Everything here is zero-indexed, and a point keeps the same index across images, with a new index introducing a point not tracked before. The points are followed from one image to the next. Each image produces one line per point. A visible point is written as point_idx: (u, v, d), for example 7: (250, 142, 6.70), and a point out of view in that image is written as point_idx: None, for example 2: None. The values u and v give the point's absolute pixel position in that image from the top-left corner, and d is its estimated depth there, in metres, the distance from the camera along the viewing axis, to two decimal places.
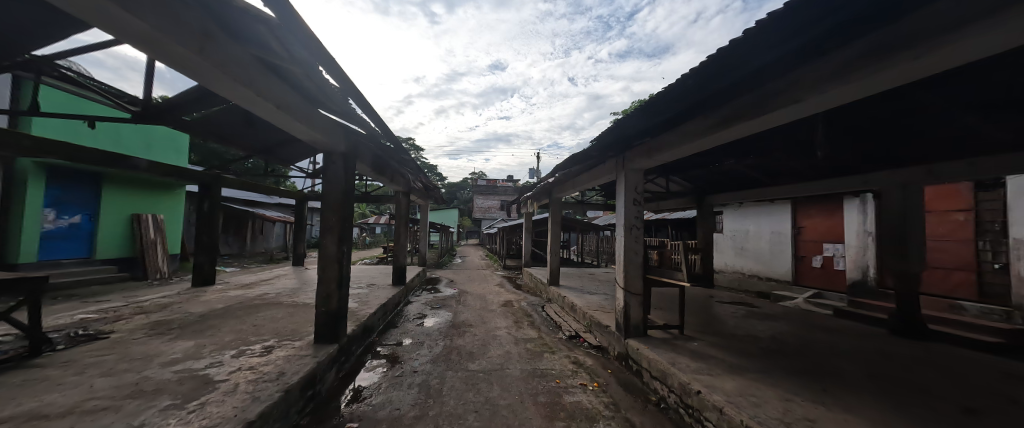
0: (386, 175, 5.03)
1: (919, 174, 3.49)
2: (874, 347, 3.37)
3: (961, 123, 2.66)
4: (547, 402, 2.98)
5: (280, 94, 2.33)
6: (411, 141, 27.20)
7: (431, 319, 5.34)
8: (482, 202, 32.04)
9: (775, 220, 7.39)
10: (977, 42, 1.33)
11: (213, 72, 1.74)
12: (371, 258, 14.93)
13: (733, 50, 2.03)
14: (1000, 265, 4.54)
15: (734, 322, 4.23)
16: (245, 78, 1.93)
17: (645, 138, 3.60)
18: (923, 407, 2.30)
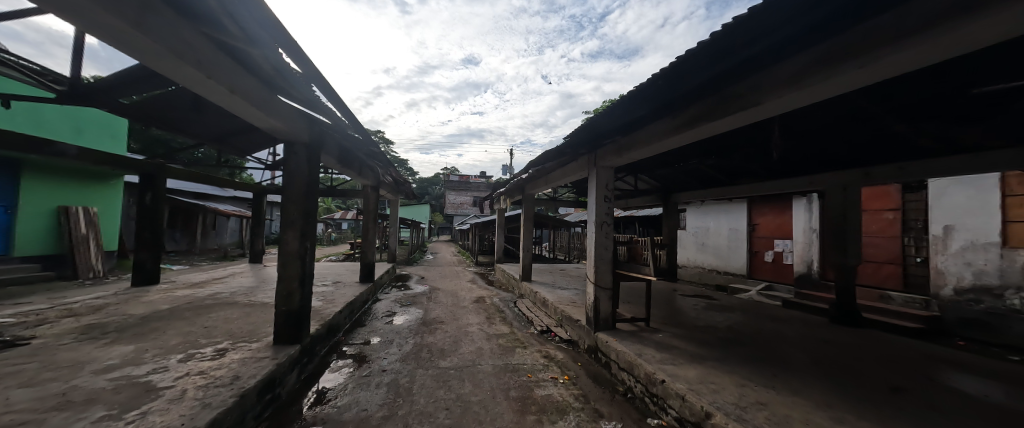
0: (353, 168, 4.82)
1: (857, 176, 3.83)
2: (818, 334, 3.68)
3: (892, 130, 2.95)
4: (519, 396, 3.01)
5: (235, 77, 2.17)
6: (380, 134, 26.29)
7: (401, 317, 5.21)
8: (455, 199, 31.69)
9: (733, 218, 7.85)
10: (905, 57, 1.51)
11: (155, 49, 1.58)
12: (338, 255, 14.35)
13: (700, 53, 2.13)
14: (921, 259, 5.12)
15: (695, 314, 4.46)
16: (195, 58, 1.78)
17: (615, 137, 3.70)
18: (858, 387, 2.55)
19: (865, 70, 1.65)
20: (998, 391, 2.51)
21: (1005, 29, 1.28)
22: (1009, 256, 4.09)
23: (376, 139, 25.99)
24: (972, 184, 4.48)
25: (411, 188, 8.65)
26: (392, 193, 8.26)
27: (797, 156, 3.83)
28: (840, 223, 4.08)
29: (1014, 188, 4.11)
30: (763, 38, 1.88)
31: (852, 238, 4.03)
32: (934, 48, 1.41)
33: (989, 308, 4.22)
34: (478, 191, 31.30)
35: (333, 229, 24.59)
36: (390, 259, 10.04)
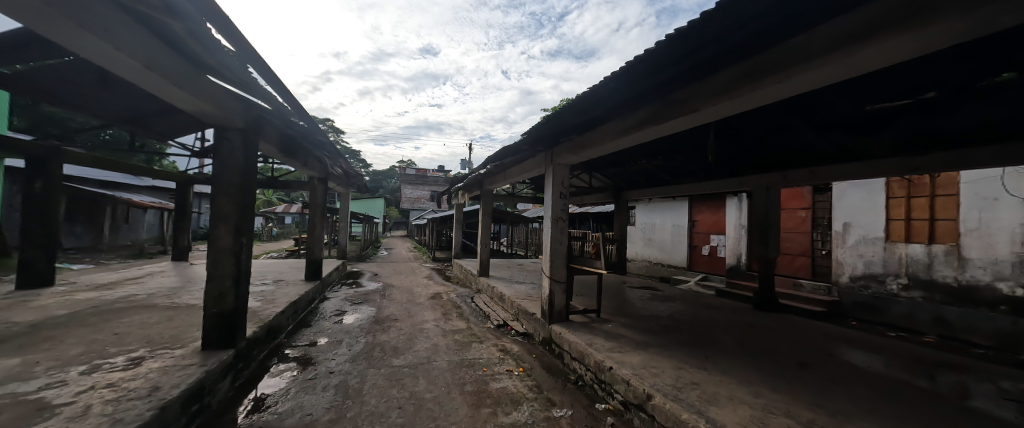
0: (297, 158, 4.47)
1: (778, 178, 4.29)
2: (744, 320, 4.10)
3: (806, 139, 3.36)
4: (474, 390, 3.02)
5: (155, 52, 1.92)
6: (330, 123, 24.58)
7: (351, 315, 4.98)
8: (412, 193, 30.68)
9: (677, 215, 8.46)
10: (812, 74, 1.74)
11: (50, 14, 1.36)
12: (274, 254, 11.98)
13: (648, 60, 2.25)
14: (825, 252, 5.88)
15: (641, 304, 4.76)
16: (103, 28, 1.55)
17: (571, 135, 3.79)
18: (774, 364, 2.89)
19: (782, 84, 1.88)
20: (877, 361, 2.99)
21: (885, 56, 1.53)
22: (891, 249, 4.93)
23: (324, 128, 24.11)
24: (864, 187, 5.27)
25: (363, 181, 8.22)
26: (343, 186, 7.82)
27: (731, 158, 4.20)
28: (763, 220, 4.58)
29: (895, 192, 4.98)
30: (700, 51, 2.03)
31: (772, 233, 4.54)
32: (833, 68, 1.65)
33: (876, 293, 5.03)
34: (436, 185, 30.49)
35: (274, 224, 22.63)
36: (340, 255, 9.51)
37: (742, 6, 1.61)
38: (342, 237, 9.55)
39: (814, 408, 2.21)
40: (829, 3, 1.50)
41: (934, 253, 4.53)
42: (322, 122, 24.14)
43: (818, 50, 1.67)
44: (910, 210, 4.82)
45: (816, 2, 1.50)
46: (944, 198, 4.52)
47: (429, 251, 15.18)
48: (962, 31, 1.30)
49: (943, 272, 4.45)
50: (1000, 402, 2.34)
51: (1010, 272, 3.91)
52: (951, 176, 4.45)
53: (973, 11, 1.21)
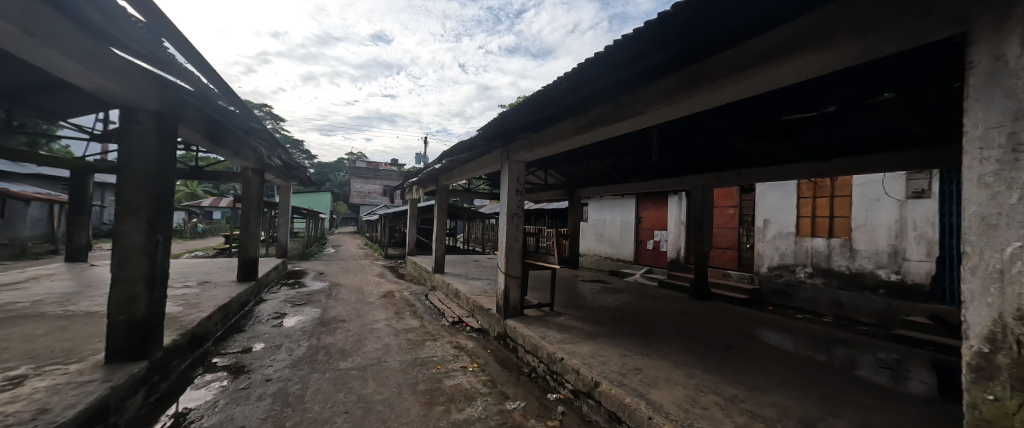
0: (226, 146, 4.01)
1: (711, 179, 4.70)
2: (682, 308, 4.47)
3: (735, 144, 3.71)
4: (427, 389, 2.97)
5: (43, 17, 1.62)
6: (267, 108, 22.37)
7: (292, 318, 4.63)
8: (365, 187, 29.14)
9: (626, 211, 8.95)
10: (738, 86, 1.93)
11: None
12: (200, 253, 10.73)
13: (599, 63, 2.33)
14: (749, 245, 6.55)
15: (591, 297, 4.98)
16: None
17: (527, 133, 3.82)
18: (706, 347, 3.19)
19: (713, 94, 2.06)
20: (787, 340, 3.43)
21: (795, 73, 1.74)
22: (801, 242, 5.66)
23: (260, 114, 21.89)
24: (781, 188, 5.96)
25: (307, 173, 7.62)
26: (284, 178, 7.21)
27: (672, 159, 4.52)
28: (699, 216, 5.00)
29: (803, 192, 5.68)
30: (646, 56, 2.14)
31: (706, 229, 4.98)
32: (758, 80, 1.83)
33: (789, 281, 5.75)
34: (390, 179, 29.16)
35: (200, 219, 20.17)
36: (279, 253, 8.78)
37: (682, 16, 1.73)
38: (282, 233, 8.81)
39: (736, 385, 2.47)
40: (752, 21, 1.68)
41: (833, 246, 5.29)
42: (258, 108, 21.92)
43: (746, 63, 1.84)
44: (815, 208, 5.54)
45: (743, 19, 1.66)
46: (840, 198, 5.25)
47: (381, 248, 14.56)
48: (853, 56, 1.51)
49: (840, 262, 5.21)
50: (878, 370, 2.80)
51: (886, 260, 4.72)
52: (846, 179, 5.17)
53: (861, 38, 1.41)
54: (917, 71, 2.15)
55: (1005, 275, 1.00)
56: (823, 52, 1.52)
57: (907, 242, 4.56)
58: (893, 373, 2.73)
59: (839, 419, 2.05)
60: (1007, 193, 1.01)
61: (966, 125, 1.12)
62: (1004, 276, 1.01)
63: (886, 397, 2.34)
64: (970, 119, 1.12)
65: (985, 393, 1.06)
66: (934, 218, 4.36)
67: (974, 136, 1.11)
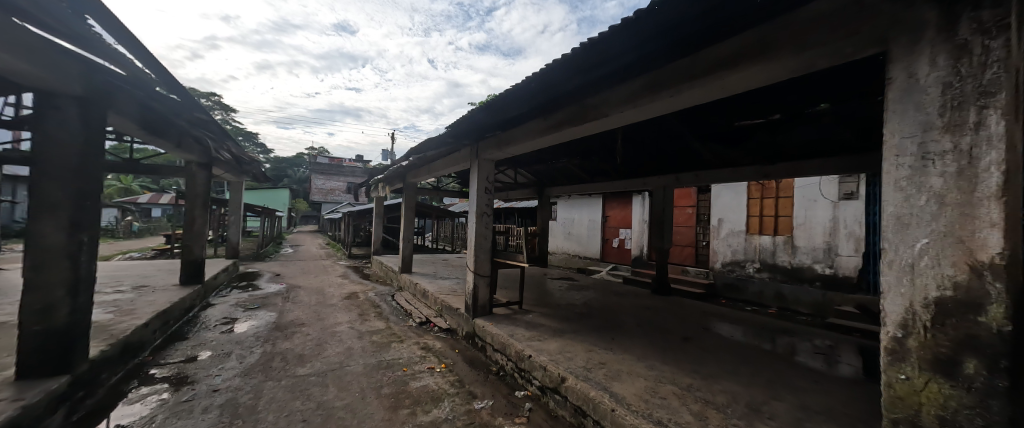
0: (165, 137, 3.66)
1: (671, 180, 4.93)
2: (644, 304, 4.66)
3: (693, 147, 3.91)
4: (392, 392, 2.89)
5: None
6: (216, 98, 20.66)
7: (244, 323, 4.33)
8: (328, 183, 27.79)
9: (593, 210, 9.20)
10: (695, 92, 2.02)
11: None
12: (137, 254, 9.75)
13: (566, 65, 2.36)
14: (704, 243, 6.95)
15: (559, 295, 5.07)
16: None
17: (496, 131, 3.80)
18: (665, 340, 3.35)
19: (673, 99, 2.15)
20: (738, 331, 3.68)
21: (745, 82, 1.86)
22: (751, 240, 6.09)
23: (207, 104, 20.18)
24: (733, 189, 6.36)
25: (261, 168, 7.14)
26: (235, 172, 6.71)
27: (636, 160, 4.69)
28: (661, 215, 5.24)
29: (753, 193, 6.12)
30: (613, 59, 2.19)
31: (667, 227, 5.22)
32: (713, 87, 1.93)
33: (740, 276, 6.18)
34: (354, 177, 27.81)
35: (136, 217, 18.26)
36: (229, 255, 8.29)
37: (646, 21, 1.77)
38: (234, 233, 8.35)
39: (692, 374, 2.62)
40: (709, 28, 1.76)
41: (778, 243, 5.74)
42: (206, 96, 20.16)
43: (702, 70, 1.94)
44: (763, 208, 5.98)
45: (700, 27, 1.75)
46: (784, 199, 5.70)
47: (344, 247, 13.94)
48: (794, 68, 1.64)
49: (783, 258, 5.67)
50: (814, 355, 3.07)
51: (822, 256, 5.19)
52: (789, 182, 5.63)
53: (801, 52, 1.53)
54: (850, 85, 2.37)
55: (915, 268, 1.14)
56: (769, 63, 1.64)
57: (839, 239, 5.04)
58: (827, 358, 3.01)
59: (781, 403, 2.23)
60: (917, 195, 1.14)
61: (885, 135, 1.25)
62: (914, 269, 1.14)
63: (821, 380, 2.58)
64: (889, 129, 1.24)
65: (899, 373, 1.19)
66: (861, 218, 4.84)
67: (892, 145, 1.24)
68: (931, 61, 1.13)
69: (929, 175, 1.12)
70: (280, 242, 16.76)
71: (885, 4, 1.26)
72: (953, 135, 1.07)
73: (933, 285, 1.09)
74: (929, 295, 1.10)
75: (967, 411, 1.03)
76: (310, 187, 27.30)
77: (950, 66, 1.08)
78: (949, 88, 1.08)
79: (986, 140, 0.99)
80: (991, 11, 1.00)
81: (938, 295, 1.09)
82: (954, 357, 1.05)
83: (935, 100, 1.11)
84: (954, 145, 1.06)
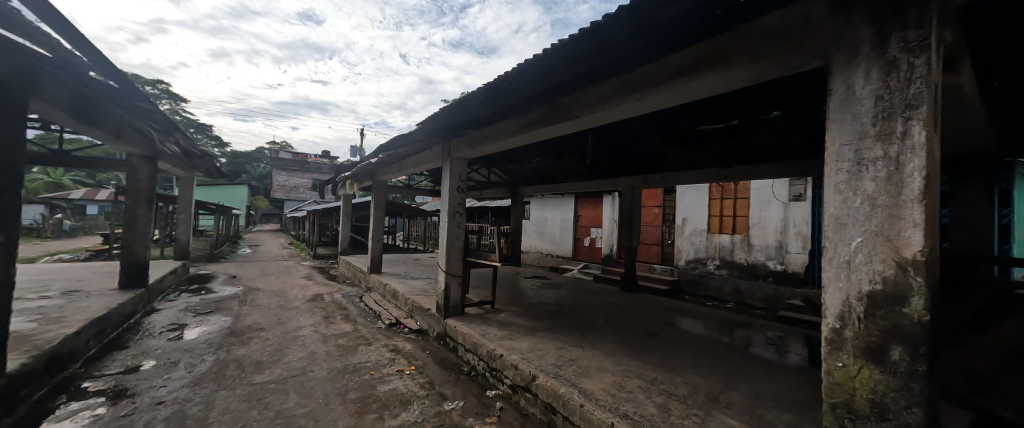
0: (102, 128, 3.34)
1: (639, 181, 5.10)
2: (613, 301, 4.80)
3: (659, 150, 4.06)
4: (358, 397, 2.80)
5: None
6: (164, 86, 19.01)
7: (195, 329, 4.03)
8: (293, 180, 26.45)
9: (565, 209, 9.36)
10: (660, 96, 2.10)
11: None
12: (67, 256, 8.78)
13: (538, 64, 2.37)
14: (669, 242, 7.24)
15: (532, 293, 5.12)
16: None
17: (469, 130, 3.77)
18: (632, 335, 3.47)
19: (640, 103, 2.22)
20: (699, 325, 3.87)
21: (705, 88, 1.95)
22: (712, 239, 6.42)
23: (153, 92, 18.53)
24: (696, 190, 6.69)
25: (215, 162, 6.67)
26: (185, 167, 6.22)
27: (606, 161, 4.82)
28: (630, 215, 5.41)
29: (714, 194, 6.45)
30: (588, 59, 2.18)
31: (635, 226, 5.42)
32: (677, 91, 2.00)
33: (702, 272, 6.51)
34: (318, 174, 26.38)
35: (68, 215, 16.46)
36: (178, 256, 7.84)
37: (616, 25, 1.81)
38: (184, 232, 7.84)
39: (656, 368, 2.73)
40: (673, 35, 1.83)
41: (736, 241, 6.09)
42: (151, 84, 18.53)
43: (668, 75, 2.00)
44: (722, 209, 6.32)
45: (665, 33, 1.81)
46: (741, 200, 6.06)
47: (308, 247, 13.28)
48: (748, 77, 1.74)
49: (740, 255, 6.02)
50: (767, 346, 3.30)
51: (774, 253, 5.58)
52: (746, 184, 5.99)
53: (755, 63, 1.62)
54: (800, 94, 2.55)
55: (851, 265, 1.23)
56: (727, 71, 1.72)
57: (789, 238, 5.43)
58: (777, 348, 3.24)
59: (736, 391, 2.36)
60: (854, 198, 1.24)
61: (827, 142, 1.34)
62: (850, 265, 1.23)
63: (771, 369, 2.77)
64: (830, 136, 1.35)
65: (836, 361, 1.29)
66: (808, 218, 5.24)
67: (832, 151, 1.34)
68: (865, 75, 1.23)
69: (863, 179, 1.22)
70: (237, 242, 15.71)
71: (827, 21, 1.36)
72: (883, 144, 1.17)
73: (866, 280, 1.20)
74: (862, 289, 1.21)
75: (893, 394, 1.14)
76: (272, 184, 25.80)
77: (881, 81, 1.19)
78: (881, 100, 1.19)
79: (910, 149, 1.10)
80: (915, 31, 1.11)
81: (870, 288, 1.19)
82: (883, 345, 1.16)
83: (869, 111, 1.22)
84: (884, 153, 1.17)
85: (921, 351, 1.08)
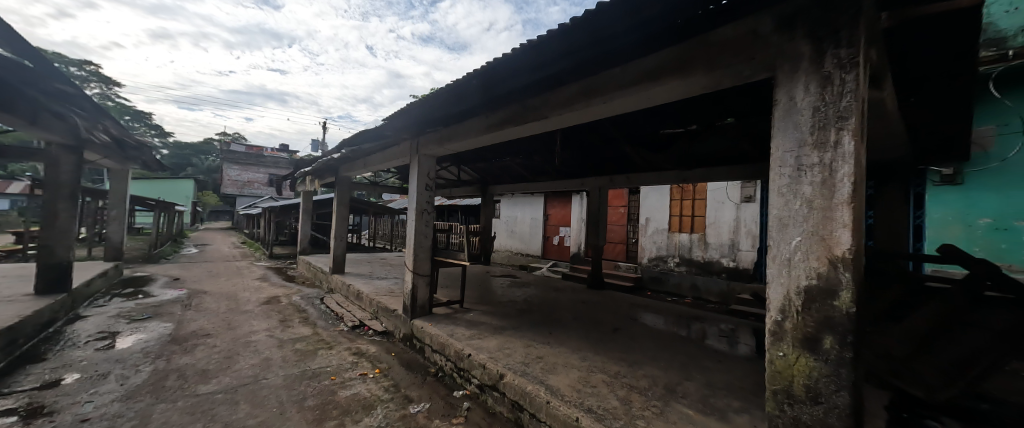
0: (12, 113, 2.95)
1: (605, 181, 5.25)
2: (580, 298, 4.93)
3: (624, 152, 4.20)
4: (317, 404, 2.67)
5: None
6: (92, 68, 17.00)
7: (129, 338, 3.66)
8: (249, 175, 24.73)
9: (535, 209, 9.46)
10: (624, 100, 2.16)
11: None
12: None
13: (507, 61, 2.35)
14: (633, 240, 7.52)
15: (501, 292, 5.14)
16: None
17: (438, 127, 3.71)
18: (598, 331, 3.58)
19: (605, 106, 2.27)
20: (660, 320, 4.06)
21: (665, 94, 2.03)
22: (672, 237, 6.75)
23: (80, 73, 16.52)
24: (659, 191, 6.98)
25: (154, 153, 6.10)
26: (118, 157, 5.63)
27: (574, 161, 4.93)
28: (597, 214, 5.57)
29: (674, 195, 6.78)
30: (583, 50, 2.03)
31: (602, 226, 5.59)
32: (640, 96, 2.07)
33: (663, 269, 6.82)
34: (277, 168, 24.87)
35: None
36: (109, 258, 7.08)
37: (584, 25, 1.83)
38: (115, 230, 7.14)
39: (619, 362, 2.83)
40: (637, 39, 1.89)
41: (694, 240, 6.44)
42: (78, 65, 16.52)
43: (632, 80, 2.06)
44: (682, 209, 6.64)
45: (631, 38, 1.86)
46: (699, 201, 6.40)
47: (263, 246, 12.47)
48: (703, 84, 1.83)
49: (698, 253, 6.38)
50: (720, 338, 3.52)
51: (728, 251, 5.97)
52: (703, 186, 6.34)
53: (709, 71, 1.70)
54: (752, 103, 2.73)
55: (791, 262, 1.34)
56: (684, 79, 1.80)
57: (741, 237, 5.83)
58: (729, 339, 3.47)
59: (691, 382, 2.50)
60: (794, 200, 1.34)
61: (771, 149, 1.44)
62: (790, 262, 1.34)
63: (723, 359, 2.96)
64: (775, 144, 1.44)
65: (778, 350, 1.39)
66: (757, 218, 5.64)
67: (777, 157, 1.43)
68: (805, 88, 1.34)
69: (802, 183, 1.33)
70: (180, 241, 14.41)
71: (773, 36, 1.47)
72: (819, 152, 1.28)
73: (804, 276, 1.30)
74: (800, 284, 1.31)
75: (825, 379, 1.25)
76: (223, 178, 23.95)
77: (819, 94, 1.29)
78: (817, 111, 1.30)
79: (842, 156, 1.21)
80: (846, 50, 1.23)
81: (807, 283, 1.30)
82: (818, 334, 1.27)
83: (808, 120, 1.32)
84: (820, 160, 1.27)
85: (848, 340, 1.19)
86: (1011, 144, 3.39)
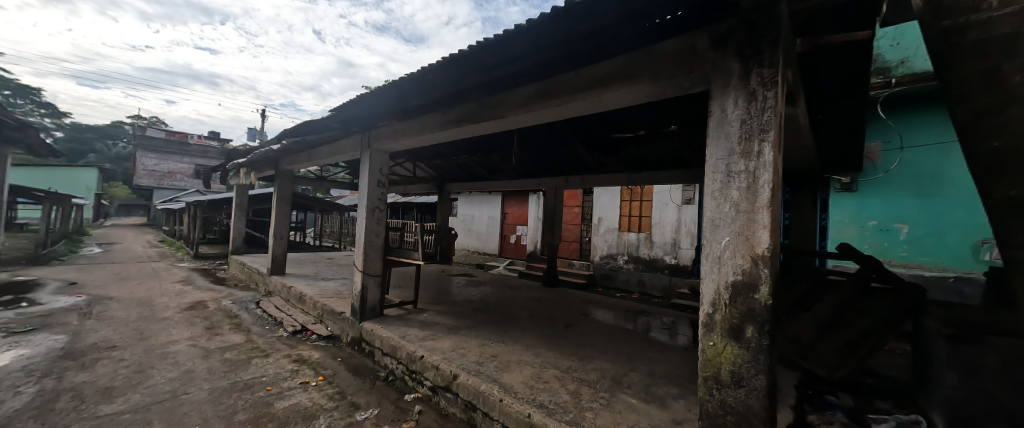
0: None
1: (561, 181, 5.41)
2: (535, 296, 5.02)
3: (580, 154, 4.35)
4: (249, 418, 2.44)
5: None
6: None
7: (4, 355, 3.08)
8: (174, 164, 21.94)
9: (492, 207, 9.47)
10: (578, 104, 2.22)
11: None
12: None
13: (466, 58, 2.30)
14: (586, 239, 7.81)
15: (457, 291, 5.08)
16: None
17: (391, 121, 3.55)
18: (551, 328, 3.67)
19: (561, 108, 2.31)
20: (609, 315, 4.27)
21: (614, 101, 2.12)
22: (622, 236, 7.12)
23: None
24: (610, 192, 7.32)
25: (40, 134, 5.16)
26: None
27: (530, 161, 5.01)
28: (553, 214, 5.70)
29: (624, 196, 7.14)
30: (580, 40, 1.88)
31: (558, 225, 5.74)
32: (593, 101, 2.14)
33: (613, 266, 7.17)
34: (207, 158, 22.34)
35: None
36: None
37: (542, 28, 1.84)
38: None
39: (571, 357, 2.92)
40: (592, 46, 1.94)
41: (641, 239, 6.85)
42: None
43: (585, 85, 2.12)
44: (631, 210, 7.04)
45: (587, 43, 1.90)
46: (646, 203, 6.83)
47: (187, 246, 11.14)
48: (649, 93, 1.94)
49: (644, 251, 6.80)
50: (662, 330, 3.78)
51: (671, 249, 6.44)
52: (650, 188, 6.77)
53: (654, 81, 1.81)
54: (694, 113, 2.95)
55: (721, 259, 1.46)
56: (632, 86, 1.90)
57: (681, 236, 6.31)
58: (671, 331, 3.73)
59: (635, 373, 2.65)
60: (724, 204, 1.47)
61: (706, 156, 1.56)
62: (721, 260, 1.47)
63: (664, 350, 3.18)
64: (709, 151, 1.56)
65: (709, 340, 1.51)
66: (696, 219, 6.14)
67: (710, 164, 1.55)
68: (734, 101, 1.47)
69: (731, 188, 1.45)
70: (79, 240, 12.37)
71: (709, 52, 1.59)
72: (745, 160, 1.41)
73: (732, 272, 1.43)
74: (729, 279, 1.44)
75: (747, 365, 1.39)
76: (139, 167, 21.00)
77: (746, 108, 1.43)
78: (744, 123, 1.43)
79: (764, 165, 1.35)
80: (768, 70, 1.37)
81: (734, 278, 1.43)
82: (742, 323, 1.41)
83: (737, 131, 1.45)
84: (746, 167, 1.41)
85: (766, 328, 1.34)
86: (892, 158, 4.05)
